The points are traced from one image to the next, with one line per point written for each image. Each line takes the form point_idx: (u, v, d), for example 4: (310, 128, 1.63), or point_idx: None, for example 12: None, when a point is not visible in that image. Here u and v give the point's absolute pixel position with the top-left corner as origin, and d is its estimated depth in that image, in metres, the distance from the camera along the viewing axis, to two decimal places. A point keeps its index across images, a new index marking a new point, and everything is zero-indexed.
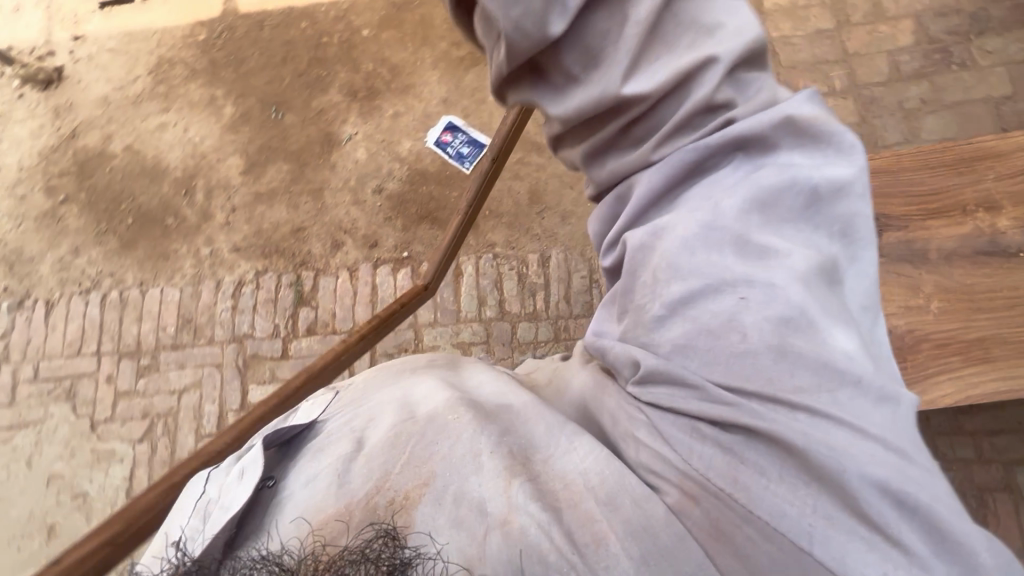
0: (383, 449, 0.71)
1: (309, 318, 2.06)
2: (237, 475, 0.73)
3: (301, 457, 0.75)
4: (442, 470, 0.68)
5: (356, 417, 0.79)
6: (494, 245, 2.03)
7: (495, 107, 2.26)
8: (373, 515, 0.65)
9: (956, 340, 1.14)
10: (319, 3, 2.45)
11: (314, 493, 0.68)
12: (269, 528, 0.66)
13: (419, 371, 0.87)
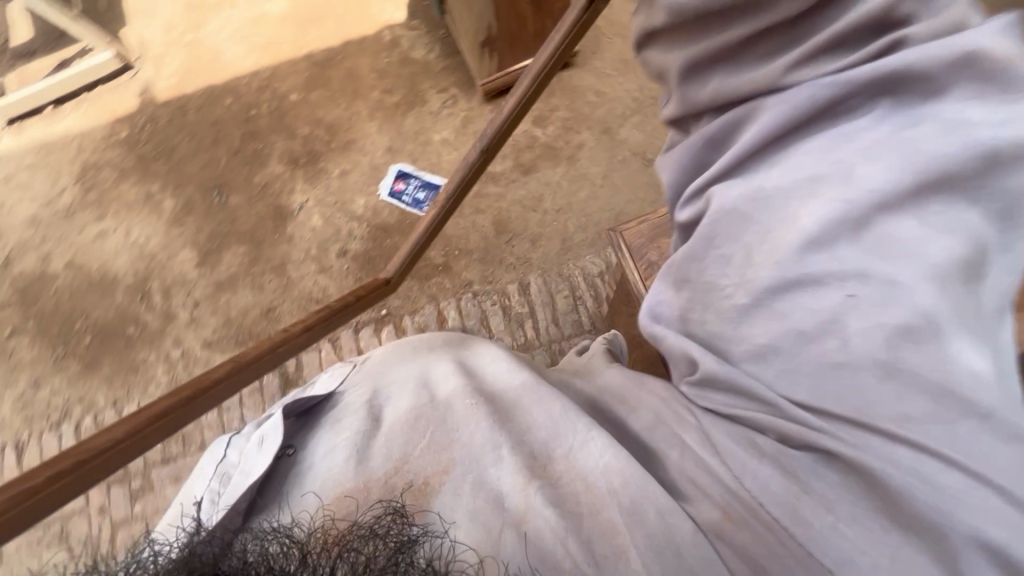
0: (405, 428, 0.79)
1: None
2: (261, 439, 0.83)
3: (324, 424, 0.84)
4: (460, 457, 0.75)
5: (380, 392, 0.87)
6: (472, 283, 2.00)
7: (441, 145, 2.24)
8: (387, 493, 0.73)
9: None
10: (240, 76, 2.39)
11: (329, 466, 0.76)
12: (285, 490, 0.76)
13: (434, 352, 0.95)
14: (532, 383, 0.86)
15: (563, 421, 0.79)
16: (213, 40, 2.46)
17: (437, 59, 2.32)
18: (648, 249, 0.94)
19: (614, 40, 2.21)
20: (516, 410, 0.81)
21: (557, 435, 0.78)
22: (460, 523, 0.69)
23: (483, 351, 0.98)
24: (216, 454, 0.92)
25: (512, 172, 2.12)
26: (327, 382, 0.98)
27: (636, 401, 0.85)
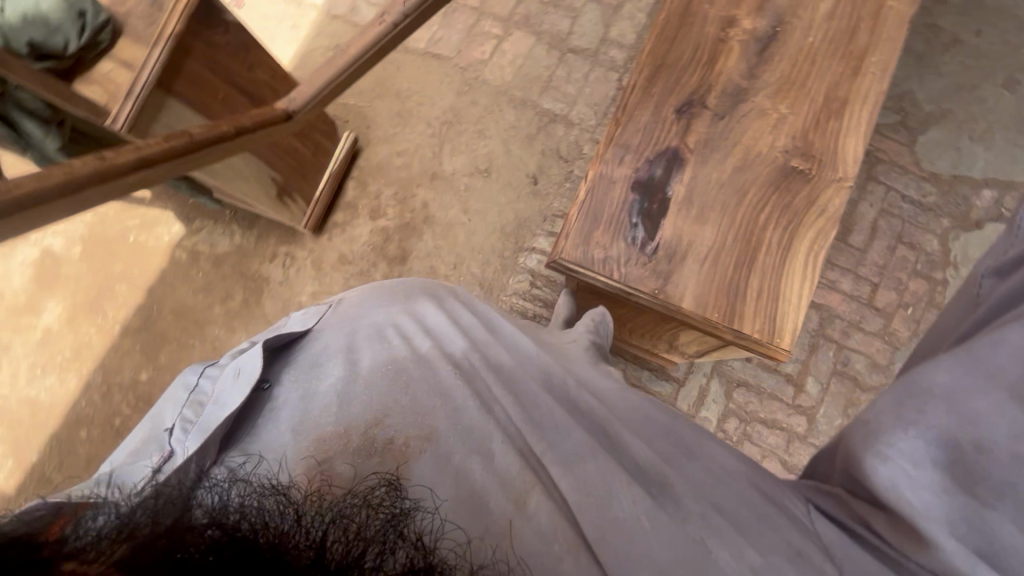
0: (384, 380, 0.77)
1: None
2: (235, 374, 0.81)
3: (295, 370, 0.82)
4: (441, 429, 0.71)
5: (358, 338, 0.86)
6: None
7: (314, 299, 2.06)
8: (369, 446, 0.69)
9: (854, 55, 0.99)
10: (74, 403, 2.06)
11: (302, 424, 0.72)
12: (252, 442, 0.71)
13: (411, 303, 0.97)
14: (508, 366, 0.87)
15: (543, 431, 0.76)
16: (16, 395, 2.09)
17: (243, 238, 2.15)
18: (590, 248, 0.93)
19: (374, 106, 2.20)
20: (493, 394, 0.80)
21: (538, 430, 0.76)
22: (452, 500, 0.65)
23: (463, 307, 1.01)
24: (187, 378, 0.88)
25: (392, 270, 2.05)
26: (300, 321, 0.97)
27: (631, 421, 0.87)
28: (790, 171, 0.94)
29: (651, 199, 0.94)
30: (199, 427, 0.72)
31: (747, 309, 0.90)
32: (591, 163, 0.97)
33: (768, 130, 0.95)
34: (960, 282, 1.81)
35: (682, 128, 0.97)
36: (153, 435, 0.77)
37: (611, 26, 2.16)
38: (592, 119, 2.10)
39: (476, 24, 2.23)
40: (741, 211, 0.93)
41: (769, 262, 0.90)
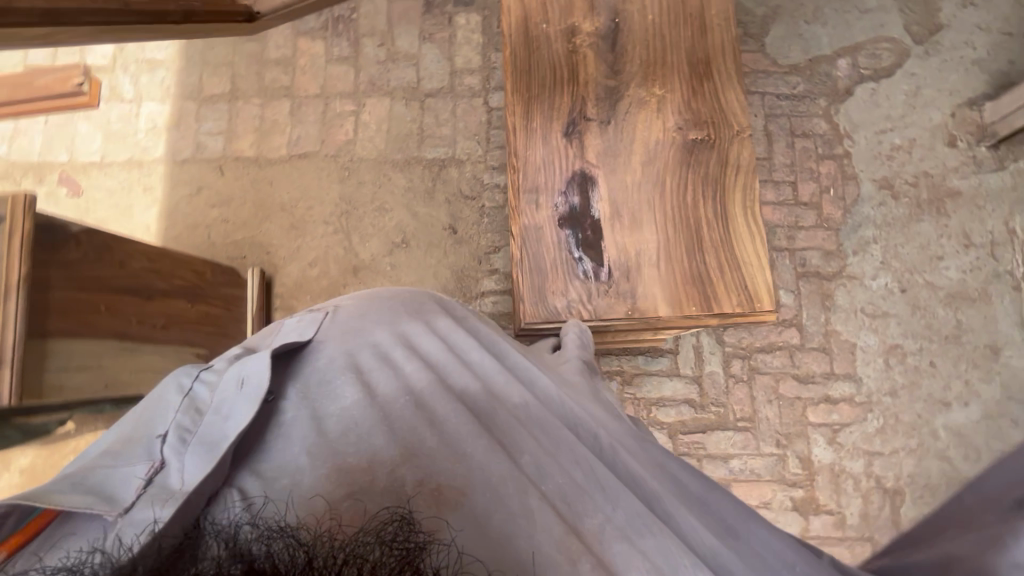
0: (404, 411, 0.71)
1: None
2: (236, 383, 0.72)
3: (303, 392, 0.74)
4: (478, 480, 0.65)
5: (367, 360, 0.78)
6: None
7: None
8: (399, 489, 0.62)
9: (696, 16, 1.01)
10: None
11: (322, 454, 0.65)
12: (263, 474, 0.63)
13: (417, 316, 0.88)
14: (532, 405, 0.76)
15: (586, 475, 0.69)
16: None
17: None
18: (549, 299, 0.91)
19: (264, 229, 2.08)
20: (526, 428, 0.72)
21: (581, 492, 0.67)
22: (492, 546, 0.59)
23: (467, 324, 0.92)
24: (179, 381, 0.77)
25: None
26: (293, 327, 0.87)
27: (660, 473, 0.76)
28: (693, 145, 0.94)
29: (583, 227, 0.92)
30: (201, 449, 0.64)
31: (720, 287, 0.89)
32: (510, 220, 0.93)
33: (656, 116, 0.96)
34: (859, 148, 1.92)
35: (578, 149, 0.95)
36: (137, 434, 0.69)
37: (454, 58, 2.15)
38: (478, 149, 2.08)
39: (326, 108, 2.15)
40: (668, 201, 0.92)
41: (716, 236, 0.90)
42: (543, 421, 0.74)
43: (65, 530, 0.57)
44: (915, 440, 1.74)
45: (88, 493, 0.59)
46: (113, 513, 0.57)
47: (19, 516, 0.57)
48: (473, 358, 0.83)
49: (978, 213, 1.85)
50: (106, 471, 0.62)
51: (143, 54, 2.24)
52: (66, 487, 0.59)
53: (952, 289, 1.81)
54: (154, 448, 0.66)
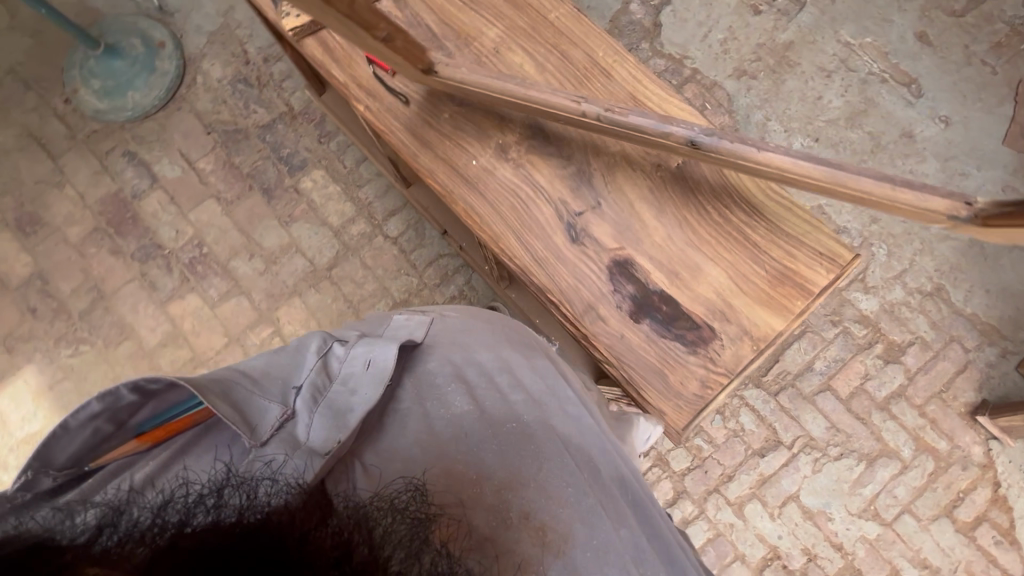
0: (508, 440, 0.89)
1: None
2: (364, 364, 0.90)
3: (418, 388, 0.92)
4: (575, 534, 0.82)
5: (481, 385, 0.95)
6: None
7: None
8: (500, 511, 0.81)
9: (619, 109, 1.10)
10: None
11: (431, 451, 0.84)
12: (380, 455, 0.82)
13: (515, 343, 1.07)
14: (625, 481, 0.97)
15: (632, 521, 0.91)
16: None
17: None
18: (680, 391, 0.99)
19: None
20: (603, 476, 0.93)
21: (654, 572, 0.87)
22: (563, 570, 0.79)
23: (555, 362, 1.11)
24: (313, 342, 0.93)
25: None
26: (404, 323, 1.05)
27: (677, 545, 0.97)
28: (679, 171, 1.04)
29: (656, 306, 1.01)
30: (330, 414, 0.82)
31: (802, 269, 0.99)
32: (591, 346, 1.01)
33: (642, 176, 1.05)
34: (699, 61, 2.07)
35: (594, 245, 1.04)
36: (271, 377, 0.85)
37: (328, 220, 2.03)
38: (412, 280, 1.96)
39: (244, 349, 1.93)
40: (702, 230, 1.02)
41: (766, 241, 1.00)
42: (632, 498, 0.96)
43: (188, 439, 0.75)
44: (918, 241, 1.88)
45: (235, 408, 0.76)
46: (252, 441, 0.76)
47: (155, 405, 0.74)
48: (573, 410, 1.00)
49: (816, 46, 2.05)
50: (249, 395, 0.79)
51: (18, 436, 1.91)
52: (222, 392, 0.76)
53: (845, 113, 1.99)
54: (288, 397, 0.84)
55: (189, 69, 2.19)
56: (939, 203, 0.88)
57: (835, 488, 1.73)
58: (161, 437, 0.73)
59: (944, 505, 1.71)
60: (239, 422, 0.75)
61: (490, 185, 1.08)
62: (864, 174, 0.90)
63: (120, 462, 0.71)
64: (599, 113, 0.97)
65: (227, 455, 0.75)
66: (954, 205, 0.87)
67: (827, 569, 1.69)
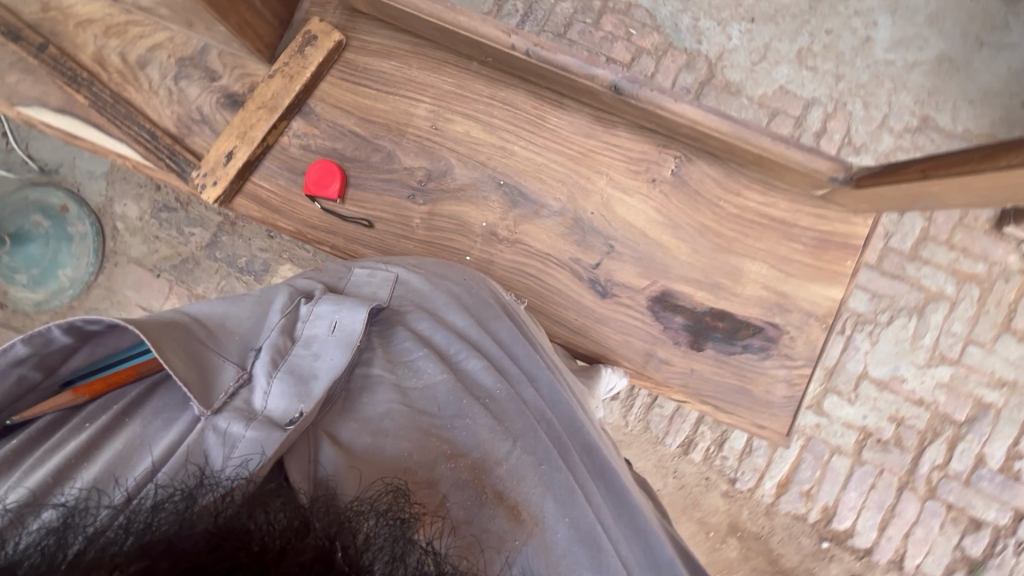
0: (479, 409, 0.84)
1: (969, 538, 1.71)
2: (328, 327, 0.84)
3: (389, 356, 0.87)
4: (546, 515, 0.79)
5: (447, 346, 0.92)
6: (722, 489, 1.80)
7: None
8: (468, 492, 0.76)
9: (583, 144, 1.15)
10: None
11: (404, 424, 0.78)
12: (353, 431, 0.75)
13: (473, 301, 1.01)
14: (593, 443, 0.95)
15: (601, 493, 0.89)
16: None
17: None
18: (770, 395, 1.10)
19: None
20: (573, 448, 0.90)
21: (621, 538, 0.85)
22: (533, 546, 0.76)
23: (514, 315, 1.06)
24: (275, 300, 0.89)
25: None
26: (367, 280, 1.01)
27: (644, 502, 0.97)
28: (677, 178, 1.13)
29: (712, 325, 1.11)
30: (292, 378, 0.76)
31: (843, 225, 1.10)
32: (674, 391, 1.13)
33: (629, 197, 1.14)
34: None
35: (625, 292, 1.13)
36: (234, 337, 0.81)
37: None
38: None
39: None
40: (724, 226, 1.12)
41: (793, 215, 1.10)
42: (599, 467, 0.93)
43: (130, 398, 0.74)
44: (888, 81, 1.81)
45: (195, 368, 0.72)
46: (205, 409, 0.69)
47: (91, 346, 0.75)
48: (537, 370, 0.97)
49: None
50: (205, 352, 0.75)
51: None
52: (175, 343, 0.72)
53: None
54: (247, 359, 0.79)
55: (105, 219, 2.03)
56: (823, 163, 1.01)
57: (898, 350, 1.75)
58: (98, 390, 0.74)
59: (1001, 322, 1.74)
60: (195, 384, 0.70)
61: (492, 271, 1.16)
62: (760, 136, 1.01)
63: (51, 417, 0.73)
64: (529, 49, 1.05)
65: (184, 422, 0.70)
66: (836, 167, 1.00)
67: (917, 426, 1.74)
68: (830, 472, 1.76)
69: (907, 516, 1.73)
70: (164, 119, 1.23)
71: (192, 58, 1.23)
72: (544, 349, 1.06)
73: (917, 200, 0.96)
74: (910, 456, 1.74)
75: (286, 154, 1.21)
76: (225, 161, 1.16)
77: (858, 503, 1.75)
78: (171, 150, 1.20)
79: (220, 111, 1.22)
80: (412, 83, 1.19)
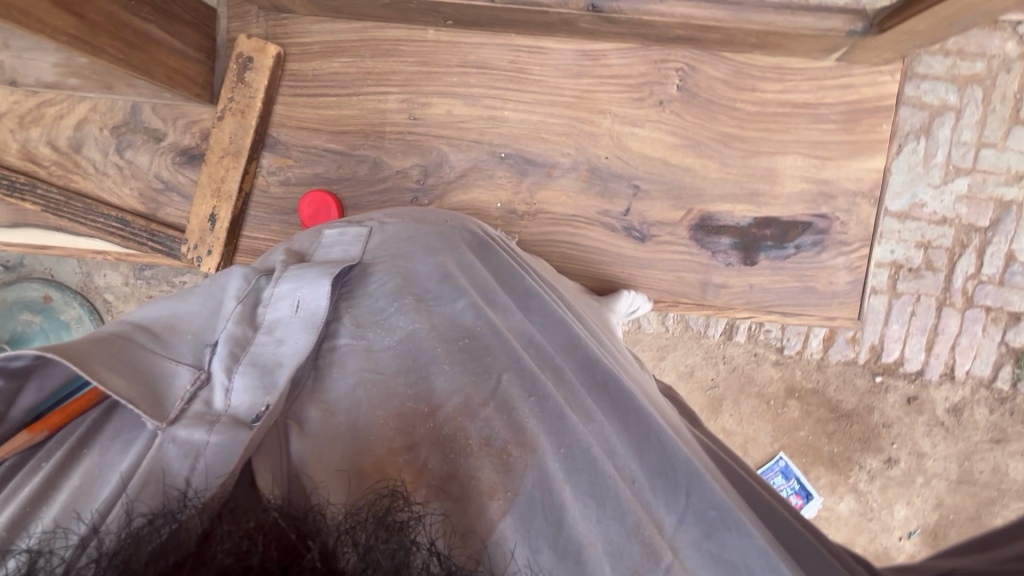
0: (457, 354, 0.74)
1: (1013, 333, 1.78)
2: (292, 308, 0.73)
3: (356, 318, 0.77)
4: (544, 451, 0.67)
5: (418, 296, 0.81)
6: (772, 360, 1.86)
7: None
8: (451, 446, 0.66)
9: (578, 87, 1.09)
10: None
11: (373, 389, 0.69)
12: (321, 414, 0.66)
13: (448, 240, 0.90)
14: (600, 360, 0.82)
15: (612, 412, 0.77)
16: None
17: None
18: (828, 281, 1.09)
19: None
20: (573, 373, 0.80)
21: (642, 458, 0.73)
22: (530, 487, 0.64)
23: (504, 250, 0.96)
24: (229, 283, 0.77)
25: None
26: (336, 241, 0.88)
27: (670, 417, 0.86)
28: (685, 94, 1.08)
29: (760, 235, 1.09)
30: (254, 369, 0.66)
31: (863, 87, 1.06)
32: (738, 309, 1.11)
33: (639, 126, 1.09)
34: None
35: (665, 230, 1.10)
36: (185, 336, 0.69)
37: None
38: None
39: None
40: (748, 128, 1.07)
41: (814, 94, 1.06)
42: (602, 382, 0.79)
43: (87, 427, 0.62)
44: None
45: (141, 381, 0.61)
46: (159, 422, 0.58)
47: (41, 381, 0.62)
48: (527, 301, 0.88)
49: None
50: (151, 359, 0.64)
51: None
52: (110, 359, 0.61)
53: None
54: (204, 358, 0.68)
55: (92, 295, 1.95)
56: (836, 19, 0.96)
57: (915, 176, 1.72)
58: (59, 423, 0.62)
59: (1010, 117, 1.69)
60: (142, 397, 0.60)
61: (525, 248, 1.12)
62: (758, 13, 0.96)
63: (14, 459, 0.62)
64: None
65: (142, 443, 0.60)
66: (852, 18, 0.96)
67: (945, 245, 1.75)
68: (871, 314, 1.80)
69: (951, 331, 1.79)
70: (127, 200, 1.15)
71: (127, 122, 1.14)
72: (536, 277, 0.95)
73: (961, 16, 0.87)
74: (945, 276, 1.77)
75: (269, 196, 1.15)
76: (209, 225, 1.11)
77: (903, 333, 1.80)
78: (150, 232, 1.12)
79: (181, 171, 1.15)
80: (373, 76, 1.12)
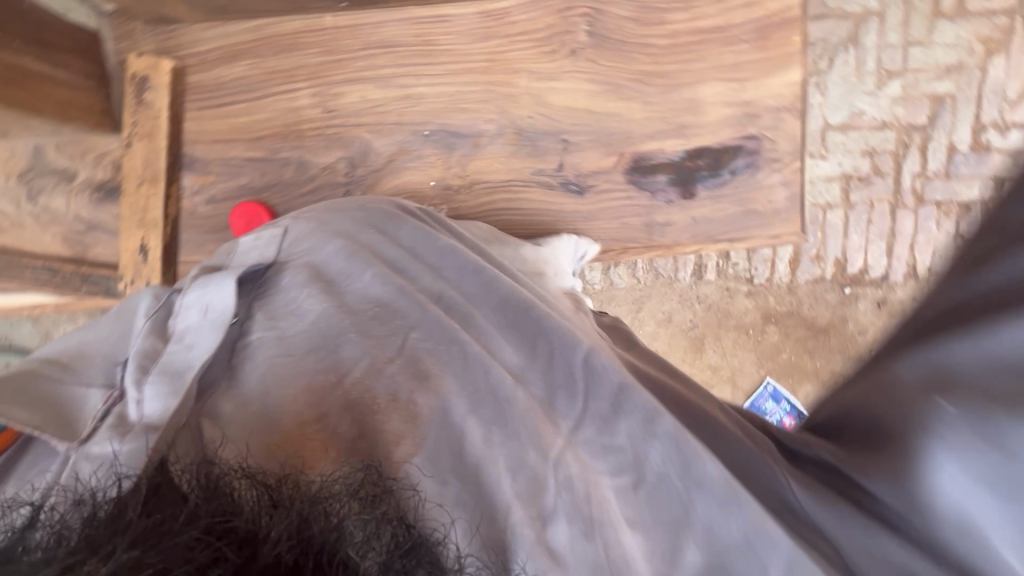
0: (364, 321, 0.75)
1: (966, 222, 1.81)
2: (200, 313, 0.73)
3: (266, 308, 0.77)
4: (454, 395, 0.68)
5: (328, 277, 0.81)
6: (740, 290, 1.90)
7: None
8: (359, 406, 0.66)
9: (491, 51, 1.07)
10: None
11: (279, 368, 0.69)
12: (232, 401, 0.66)
13: (360, 220, 0.90)
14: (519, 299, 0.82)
15: (530, 353, 0.78)
16: None
17: None
18: (770, 199, 1.09)
19: None
20: (488, 320, 0.80)
21: (559, 392, 0.75)
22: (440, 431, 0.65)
23: (424, 216, 0.94)
24: (143, 303, 0.81)
25: None
26: (255, 245, 0.87)
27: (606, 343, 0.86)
28: (594, 39, 1.07)
29: (695, 166, 1.09)
30: (166, 375, 0.65)
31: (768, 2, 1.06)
32: (687, 242, 1.12)
33: (555, 80, 1.08)
34: None
35: (602, 178, 1.10)
36: (97, 360, 0.72)
37: None
38: None
39: None
40: (663, 62, 1.07)
41: (722, 18, 1.06)
42: (520, 321, 0.80)
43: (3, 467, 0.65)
44: None
45: (49, 409, 0.63)
46: (71, 444, 0.60)
47: None
48: (441, 255, 0.87)
49: None
50: (59, 388, 0.66)
51: None
52: (12, 393, 0.61)
53: None
54: (115, 376, 0.70)
55: None
56: None
57: (849, 89, 1.76)
58: None
59: (929, 12, 1.72)
60: (49, 424, 0.61)
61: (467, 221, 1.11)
62: None
63: None
64: None
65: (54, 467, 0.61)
66: None
67: (887, 149, 1.78)
68: (830, 229, 1.85)
69: (905, 231, 1.83)
70: (50, 246, 1.12)
71: (31, 167, 1.10)
72: (458, 236, 0.94)
73: None
74: (891, 178, 1.80)
75: (196, 217, 1.12)
76: (140, 257, 1.09)
77: (862, 242, 1.84)
78: (82, 275, 1.11)
79: (101, 206, 1.12)
80: (278, 74, 1.10)
